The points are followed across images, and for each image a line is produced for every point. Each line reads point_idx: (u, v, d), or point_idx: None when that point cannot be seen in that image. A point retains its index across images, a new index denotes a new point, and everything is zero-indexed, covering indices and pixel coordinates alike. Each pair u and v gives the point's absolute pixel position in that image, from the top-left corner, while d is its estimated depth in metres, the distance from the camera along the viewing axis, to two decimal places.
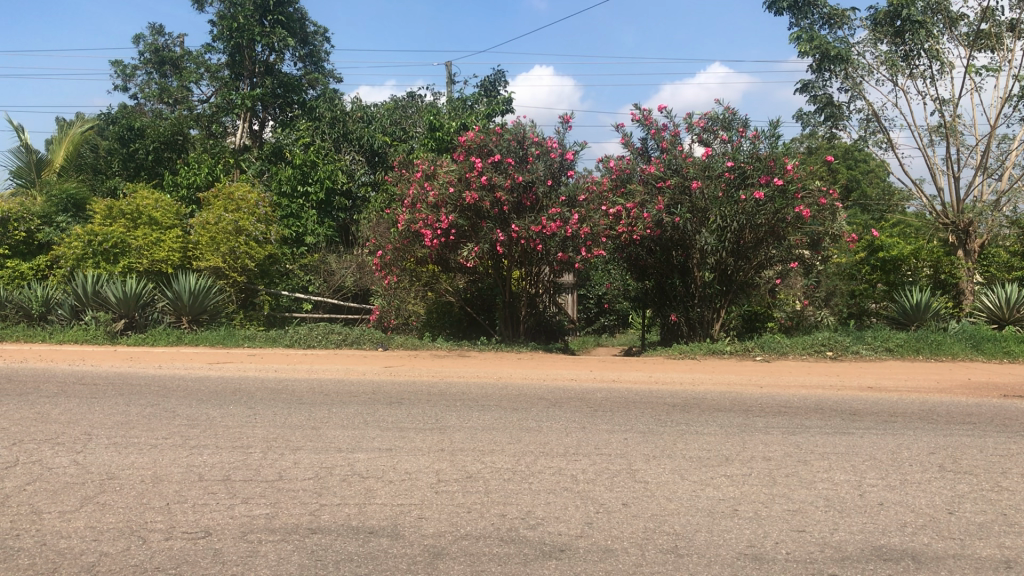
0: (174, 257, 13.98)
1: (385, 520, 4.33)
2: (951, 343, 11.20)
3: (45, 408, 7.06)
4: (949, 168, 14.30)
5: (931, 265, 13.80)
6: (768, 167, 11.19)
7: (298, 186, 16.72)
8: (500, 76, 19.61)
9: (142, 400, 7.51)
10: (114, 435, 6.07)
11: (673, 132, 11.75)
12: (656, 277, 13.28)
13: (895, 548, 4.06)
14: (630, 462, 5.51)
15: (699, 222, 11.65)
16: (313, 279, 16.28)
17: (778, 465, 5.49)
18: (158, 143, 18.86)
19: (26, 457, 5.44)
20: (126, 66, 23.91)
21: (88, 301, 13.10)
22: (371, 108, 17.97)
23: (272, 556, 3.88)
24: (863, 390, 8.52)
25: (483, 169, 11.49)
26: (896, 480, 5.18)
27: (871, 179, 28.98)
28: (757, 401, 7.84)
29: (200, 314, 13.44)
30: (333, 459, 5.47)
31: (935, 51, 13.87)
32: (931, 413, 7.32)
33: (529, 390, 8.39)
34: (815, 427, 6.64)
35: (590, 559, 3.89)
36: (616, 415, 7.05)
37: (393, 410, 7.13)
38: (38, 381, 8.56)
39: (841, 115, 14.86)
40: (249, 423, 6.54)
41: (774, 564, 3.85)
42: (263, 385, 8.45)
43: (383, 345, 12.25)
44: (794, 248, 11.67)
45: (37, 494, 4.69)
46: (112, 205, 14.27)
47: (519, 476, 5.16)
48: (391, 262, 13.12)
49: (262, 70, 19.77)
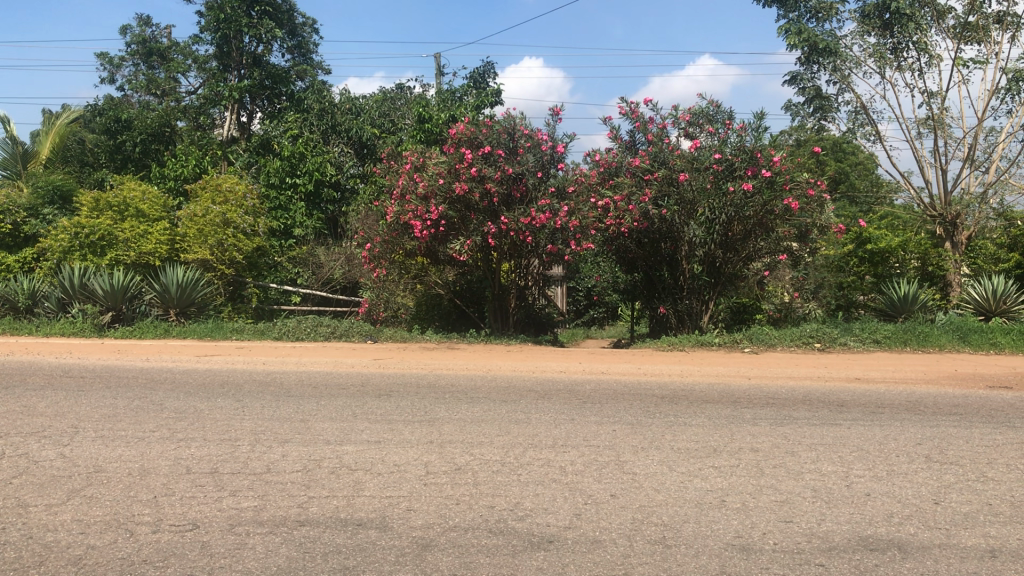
0: (162, 250, 13.84)
1: (373, 512, 4.33)
2: (938, 335, 11.25)
3: (33, 401, 7.03)
4: (936, 161, 14.34)
5: (918, 257, 13.93)
6: (754, 158, 11.17)
7: (286, 178, 16.70)
8: (489, 69, 19.53)
9: (131, 392, 7.48)
10: (100, 428, 6.04)
11: (660, 125, 11.71)
12: (644, 269, 13.27)
13: (881, 539, 4.08)
14: (618, 454, 5.52)
15: (686, 215, 11.71)
16: (302, 272, 16.26)
17: (766, 456, 5.51)
18: (145, 135, 18.78)
19: (12, 451, 5.41)
20: (113, 58, 23.79)
21: (75, 294, 13.04)
22: (359, 99, 17.91)
23: (260, 548, 3.87)
24: (851, 381, 8.57)
25: (473, 160, 11.49)
26: (883, 471, 5.20)
27: (861, 171, 29.19)
28: (746, 392, 7.87)
29: (187, 307, 13.36)
30: (322, 452, 5.46)
31: (923, 44, 13.91)
32: (918, 404, 7.36)
33: (518, 382, 8.38)
34: (802, 418, 6.66)
35: (578, 550, 3.90)
36: (606, 407, 7.06)
37: (382, 403, 7.12)
38: (24, 373, 8.50)
39: (829, 107, 14.87)
40: (238, 416, 6.51)
41: (761, 555, 3.87)
42: (253, 378, 8.44)
43: (372, 338, 12.20)
44: (782, 239, 11.79)
45: (23, 487, 4.66)
46: (99, 197, 14.18)
47: (508, 467, 5.16)
48: (380, 255, 13.00)
49: (250, 61, 19.64)
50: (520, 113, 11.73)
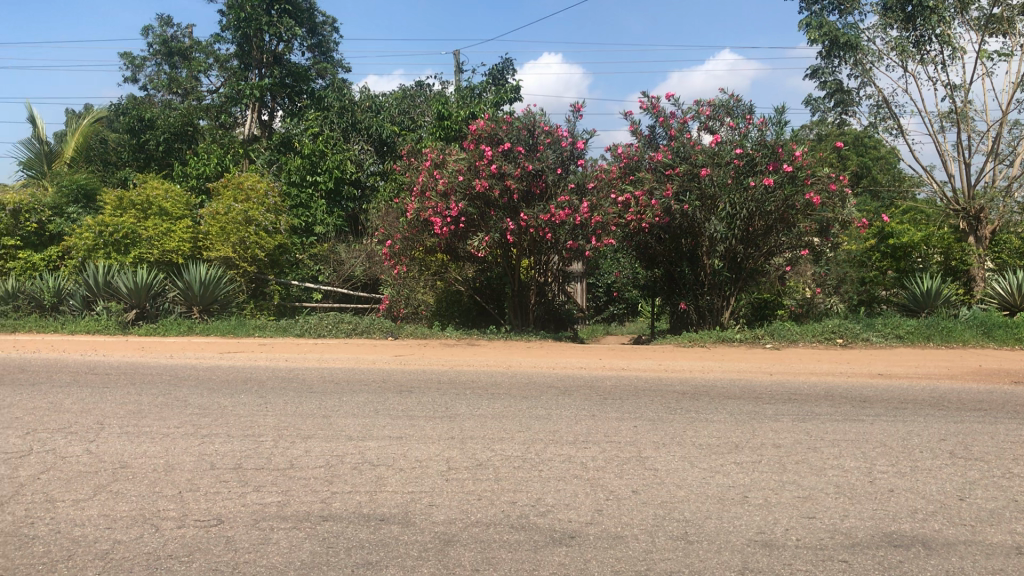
0: (185, 248, 13.94)
1: (396, 508, 4.35)
2: (961, 330, 11.15)
3: (58, 397, 7.12)
4: (960, 154, 14.19)
5: (941, 251, 13.73)
6: (776, 152, 11.17)
7: (307, 175, 16.85)
8: (509, 65, 19.50)
9: (155, 389, 7.55)
10: (126, 424, 6.12)
11: (681, 120, 11.66)
12: (665, 265, 13.28)
13: (906, 535, 4.06)
14: (640, 450, 5.52)
15: (708, 210, 11.60)
16: (323, 269, 16.33)
17: (788, 452, 5.48)
18: (167, 134, 18.95)
19: (40, 447, 5.48)
20: (136, 57, 23.99)
21: (100, 292, 13.18)
22: (379, 97, 17.99)
23: (283, 543, 3.90)
24: (872, 377, 8.52)
25: (493, 157, 11.48)
26: (906, 467, 5.17)
27: (882, 165, 28.93)
28: (767, 388, 7.85)
29: (210, 304, 13.46)
30: (344, 448, 5.49)
31: (947, 37, 13.75)
32: (942, 400, 7.30)
33: (538, 378, 8.40)
34: (825, 415, 6.62)
35: (600, 546, 3.90)
36: (626, 404, 7.03)
37: (404, 399, 7.14)
38: (49, 370, 8.62)
39: (851, 101, 14.77)
40: (261, 412, 6.57)
41: (784, 551, 3.87)
42: (275, 374, 8.51)
43: (393, 334, 12.23)
44: (804, 235, 11.68)
45: (50, 483, 4.72)
46: (122, 196, 14.34)
47: (529, 463, 5.18)
48: (400, 252, 13.19)
49: (271, 60, 19.73)
50: (540, 110, 11.77)
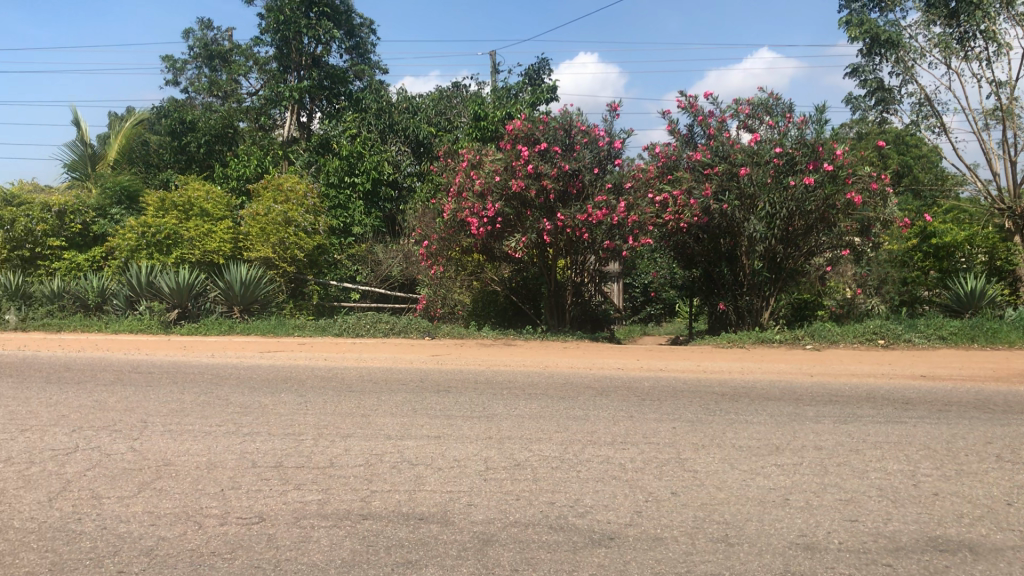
0: (226, 248, 14.10)
1: (434, 507, 4.37)
2: (1007, 331, 10.93)
3: (103, 396, 7.24)
4: (1005, 152, 13.93)
5: (986, 251, 13.48)
6: (816, 152, 10.98)
7: (345, 177, 16.97)
8: (545, 65, 19.48)
9: (197, 388, 7.65)
10: (169, 422, 6.21)
11: (720, 119, 11.59)
12: (703, 265, 13.18)
13: (952, 539, 4.00)
14: (679, 451, 5.48)
15: (747, 209, 11.47)
16: (361, 269, 16.43)
17: (829, 454, 5.41)
18: (209, 136, 19.21)
19: (86, 444, 5.57)
20: (177, 61, 24.33)
21: (143, 291, 13.38)
22: (416, 98, 18.04)
23: (324, 542, 3.93)
24: (915, 379, 8.38)
25: (529, 157, 11.47)
26: (951, 470, 5.08)
27: (925, 164, 28.45)
28: (807, 389, 7.76)
29: (251, 304, 13.61)
30: (383, 447, 5.52)
31: (992, 33, 13.50)
32: (988, 402, 7.16)
33: (575, 379, 8.38)
34: (867, 417, 6.53)
35: (639, 547, 3.89)
36: (664, 405, 6.99)
37: (442, 399, 7.17)
38: (94, 369, 8.77)
39: (892, 99, 14.57)
40: (300, 411, 6.62)
41: (827, 554, 3.82)
42: (314, 374, 8.58)
43: (430, 334, 12.27)
44: (844, 234, 11.47)
45: (96, 480, 4.80)
46: (164, 197, 14.55)
47: (567, 464, 5.17)
48: (437, 252, 13.24)
49: (309, 62, 19.90)
50: (577, 110, 11.74)
